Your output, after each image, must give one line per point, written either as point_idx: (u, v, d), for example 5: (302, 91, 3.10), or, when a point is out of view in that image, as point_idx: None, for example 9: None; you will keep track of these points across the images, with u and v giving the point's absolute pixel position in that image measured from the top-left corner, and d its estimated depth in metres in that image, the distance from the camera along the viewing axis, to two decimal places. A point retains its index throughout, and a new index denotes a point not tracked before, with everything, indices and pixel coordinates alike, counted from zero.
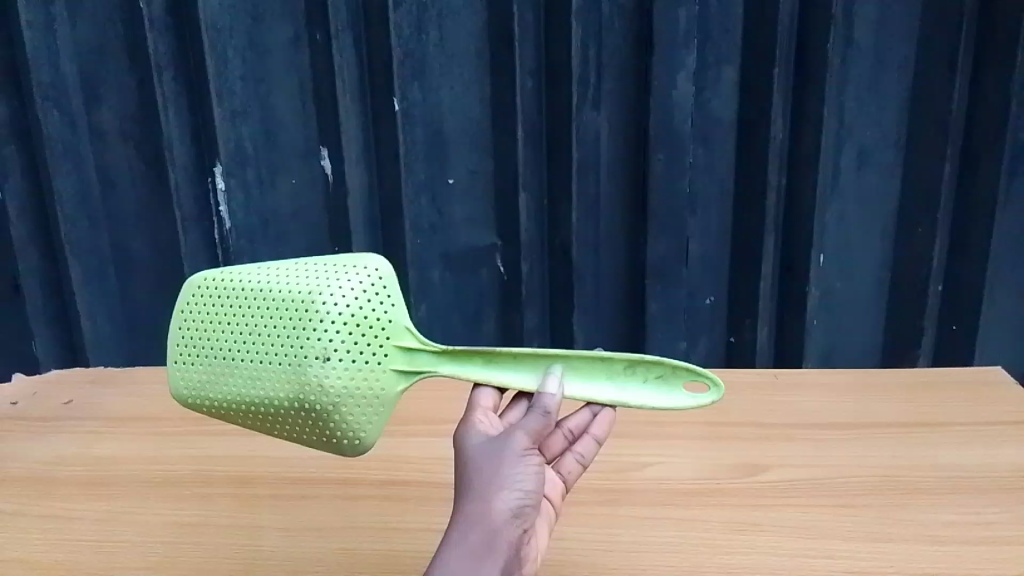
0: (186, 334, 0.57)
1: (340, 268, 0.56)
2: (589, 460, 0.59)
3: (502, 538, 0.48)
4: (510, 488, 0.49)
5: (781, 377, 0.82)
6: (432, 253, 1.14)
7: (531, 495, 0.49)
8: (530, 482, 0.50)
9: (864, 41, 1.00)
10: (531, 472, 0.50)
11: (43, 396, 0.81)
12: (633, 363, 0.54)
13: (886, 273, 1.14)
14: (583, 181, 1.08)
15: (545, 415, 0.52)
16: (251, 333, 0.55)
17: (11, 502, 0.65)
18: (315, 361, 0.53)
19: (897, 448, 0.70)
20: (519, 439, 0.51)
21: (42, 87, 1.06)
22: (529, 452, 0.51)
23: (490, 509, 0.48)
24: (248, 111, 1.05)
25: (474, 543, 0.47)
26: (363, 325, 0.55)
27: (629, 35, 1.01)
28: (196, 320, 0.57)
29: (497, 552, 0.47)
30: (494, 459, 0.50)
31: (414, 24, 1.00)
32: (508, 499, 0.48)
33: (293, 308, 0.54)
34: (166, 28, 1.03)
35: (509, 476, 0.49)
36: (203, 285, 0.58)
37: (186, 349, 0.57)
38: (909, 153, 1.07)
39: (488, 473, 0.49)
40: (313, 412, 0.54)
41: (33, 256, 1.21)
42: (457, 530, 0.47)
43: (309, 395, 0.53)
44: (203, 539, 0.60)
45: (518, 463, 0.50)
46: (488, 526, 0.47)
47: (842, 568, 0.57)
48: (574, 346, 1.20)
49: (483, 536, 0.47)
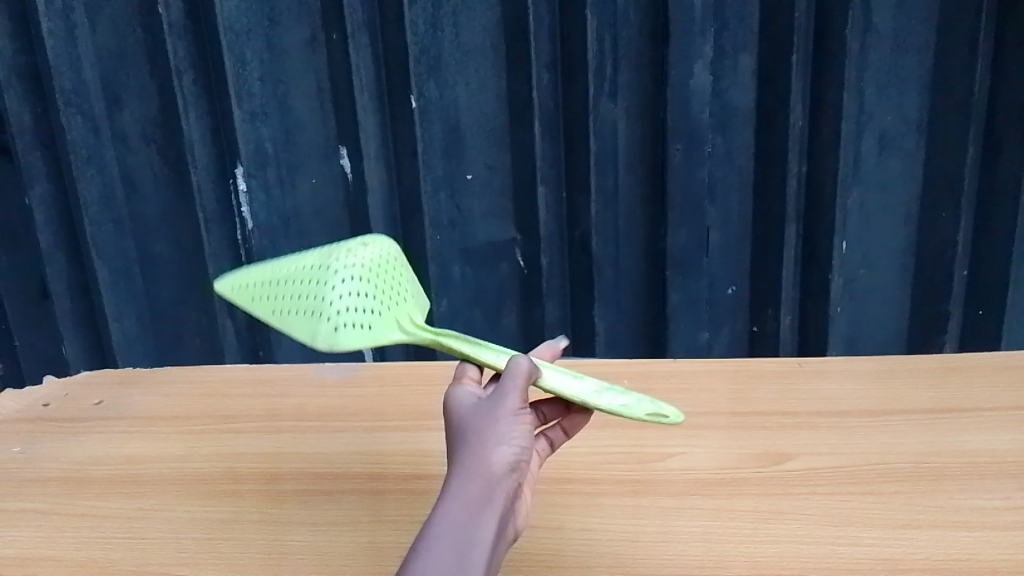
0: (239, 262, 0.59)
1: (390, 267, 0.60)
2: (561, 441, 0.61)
3: (502, 489, 0.46)
4: (508, 443, 0.48)
5: (806, 365, 0.81)
6: (452, 248, 1.15)
7: (525, 452, 0.49)
8: (525, 438, 0.49)
9: (883, 25, 0.99)
10: (524, 430, 0.49)
11: (73, 395, 0.82)
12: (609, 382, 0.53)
13: (910, 258, 1.13)
14: (601, 172, 1.08)
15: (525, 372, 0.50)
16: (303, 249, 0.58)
17: (45, 502, 0.66)
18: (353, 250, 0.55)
19: (924, 434, 0.69)
20: (514, 399, 0.50)
21: (64, 94, 1.08)
22: (523, 412, 0.50)
23: (490, 462, 0.47)
24: (267, 112, 1.06)
25: (473, 494, 0.45)
26: (400, 271, 0.57)
27: (644, 25, 1.01)
28: None
29: (496, 503, 0.45)
30: (488, 417, 0.49)
31: (430, 21, 1.01)
32: (505, 452, 0.47)
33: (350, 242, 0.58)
34: (185, 31, 1.04)
35: (505, 432, 0.48)
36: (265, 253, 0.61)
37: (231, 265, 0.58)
38: (930, 137, 1.06)
39: (483, 430, 0.48)
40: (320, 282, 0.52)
41: (60, 260, 1.22)
42: (455, 482, 0.45)
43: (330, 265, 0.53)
44: (233, 534, 0.61)
45: (511, 421, 0.49)
46: (486, 478, 0.46)
47: (869, 556, 0.57)
48: (594, 338, 1.20)
49: (482, 488, 0.46)
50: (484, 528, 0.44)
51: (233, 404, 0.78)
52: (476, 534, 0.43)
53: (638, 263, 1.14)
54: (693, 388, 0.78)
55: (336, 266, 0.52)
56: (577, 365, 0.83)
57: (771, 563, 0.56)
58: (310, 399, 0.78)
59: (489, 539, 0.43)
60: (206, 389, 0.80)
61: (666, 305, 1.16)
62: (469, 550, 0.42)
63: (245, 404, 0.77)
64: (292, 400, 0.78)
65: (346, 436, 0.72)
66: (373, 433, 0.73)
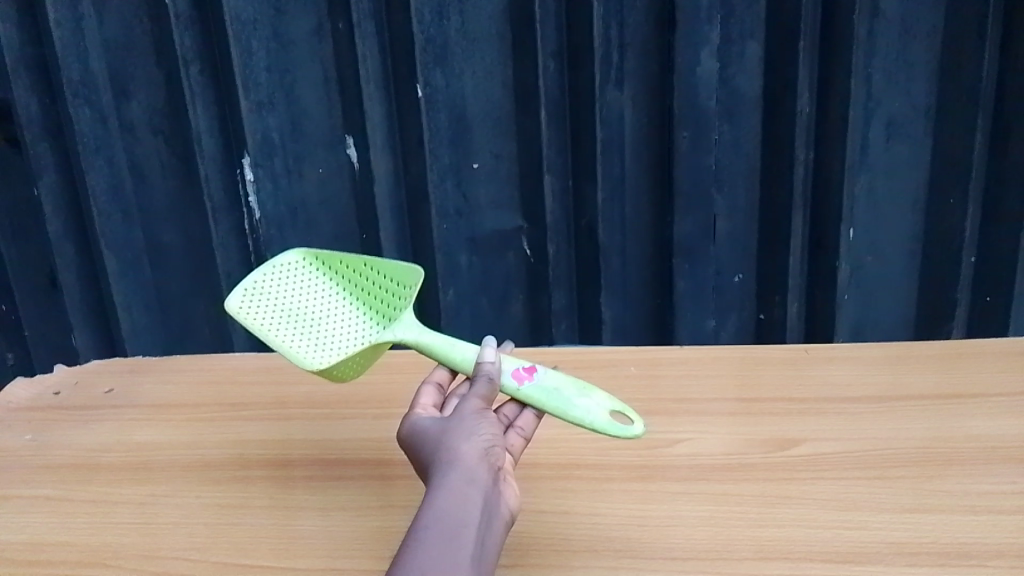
0: (262, 295, 0.64)
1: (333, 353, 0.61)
2: (531, 434, 0.58)
3: (482, 474, 0.50)
4: (477, 435, 0.52)
5: (812, 351, 0.81)
6: (459, 237, 1.15)
7: (496, 439, 0.52)
8: (494, 429, 0.53)
9: (890, 11, 0.99)
10: (491, 421, 0.53)
11: (83, 384, 0.83)
12: (584, 415, 0.54)
13: (917, 244, 1.13)
14: (607, 161, 1.08)
15: (490, 379, 0.55)
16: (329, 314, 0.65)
17: (58, 488, 0.67)
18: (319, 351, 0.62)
19: (933, 419, 0.69)
20: (473, 401, 0.54)
21: (72, 85, 1.08)
22: (484, 408, 0.54)
23: (462, 454, 0.51)
24: (274, 102, 1.07)
25: (456, 482, 0.49)
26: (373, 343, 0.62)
27: (651, 11, 1.00)
28: (275, 297, 0.64)
29: (479, 485, 0.49)
30: (454, 420, 0.53)
31: (435, 10, 1.01)
32: (477, 444, 0.51)
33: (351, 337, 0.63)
34: (192, 21, 1.04)
35: (472, 427, 0.52)
36: (242, 308, 0.62)
37: (269, 285, 0.65)
38: (938, 123, 1.05)
39: (452, 431, 0.52)
40: (299, 313, 0.64)
41: (69, 251, 1.23)
42: (438, 477, 0.49)
43: (296, 338, 0.62)
44: (243, 519, 0.61)
45: (476, 417, 0.53)
46: (465, 467, 0.50)
47: (876, 540, 0.57)
48: (601, 326, 1.20)
49: (463, 475, 0.49)
50: (470, 511, 0.47)
51: (242, 392, 0.78)
52: (465, 520, 0.47)
53: (644, 251, 1.14)
54: (699, 375, 0.78)
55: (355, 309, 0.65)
56: (584, 352, 0.83)
57: (778, 547, 0.57)
58: (316, 388, 0.79)
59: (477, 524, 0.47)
60: (214, 376, 0.81)
61: (672, 293, 1.16)
62: (459, 533, 0.46)
63: (254, 392, 0.78)
64: (298, 388, 0.78)
65: (354, 423, 0.73)
66: (380, 420, 0.73)
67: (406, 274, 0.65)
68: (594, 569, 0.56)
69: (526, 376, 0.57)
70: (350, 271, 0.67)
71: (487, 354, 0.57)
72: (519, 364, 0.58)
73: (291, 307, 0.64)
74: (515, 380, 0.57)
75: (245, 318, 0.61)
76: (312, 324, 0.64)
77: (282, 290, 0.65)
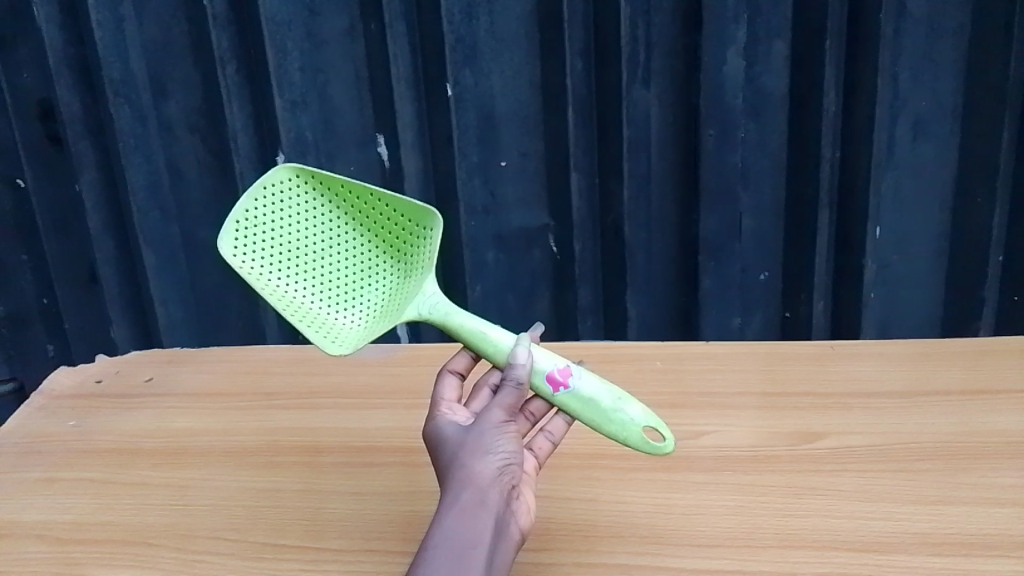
0: (257, 230, 0.59)
1: (340, 311, 0.61)
2: (560, 439, 0.61)
3: (493, 496, 0.50)
4: (494, 452, 0.52)
5: (837, 348, 0.81)
6: (487, 234, 1.16)
7: (512, 458, 0.52)
8: (511, 447, 0.52)
9: (918, 10, 0.99)
10: (510, 437, 0.53)
11: (124, 374, 0.85)
12: (621, 432, 0.53)
13: (944, 243, 1.12)
14: (634, 160, 1.09)
15: (517, 389, 0.53)
16: (329, 251, 0.62)
17: (102, 471, 0.69)
18: (332, 304, 0.61)
19: (959, 414, 0.70)
20: (496, 412, 0.53)
21: (113, 84, 1.11)
22: (506, 421, 0.53)
23: (477, 472, 0.51)
24: (307, 101, 1.09)
25: (467, 503, 0.49)
26: (380, 297, 0.62)
27: (677, 11, 1.02)
28: (269, 231, 0.60)
29: (490, 507, 0.50)
30: (474, 432, 0.53)
31: (465, 10, 1.03)
32: (492, 463, 0.51)
33: (355, 281, 0.62)
34: (229, 22, 1.06)
35: (491, 443, 0.52)
36: (238, 254, 0.58)
37: (263, 215, 0.60)
38: (965, 122, 1.05)
39: (469, 443, 0.52)
40: (297, 251, 0.61)
41: (108, 247, 1.26)
42: (450, 494, 0.50)
43: (305, 290, 0.60)
44: (280, 502, 0.64)
45: (495, 432, 0.52)
46: (478, 487, 0.50)
47: (900, 531, 0.58)
48: (626, 323, 1.21)
49: (474, 496, 0.50)
50: (479, 536, 0.48)
51: (276, 382, 0.80)
52: (472, 544, 0.48)
53: (669, 248, 1.15)
54: (724, 368, 0.79)
55: (356, 242, 0.62)
56: (610, 346, 0.84)
57: (802, 536, 0.58)
58: (348, 378, 0.80)
59: (484, 548, 0.48)
60: (250, 367, 0.83)
61: (698, 290, 1.17)
62: (466, 559, 0.47)
63: (288, 382, 0.80)
64: (330, 378, 0.80)
65: (386, 412, 0.74)
66: (411, 410, 0.75)
67: (422, 215, 0.61)
68: (621, 554, 0.57)
69: (562, 382, 0.54)
70: (352, 195, 0.62)
71: (516, 358, 0.54)
72: (554, 366, 0.55)
73: (291, 242, 0.61)
74: (550, 386, 0.54)
75: (244, 270, 0.58)
76: (316, 264, 0.61)
77: (277, 220, 0.60)
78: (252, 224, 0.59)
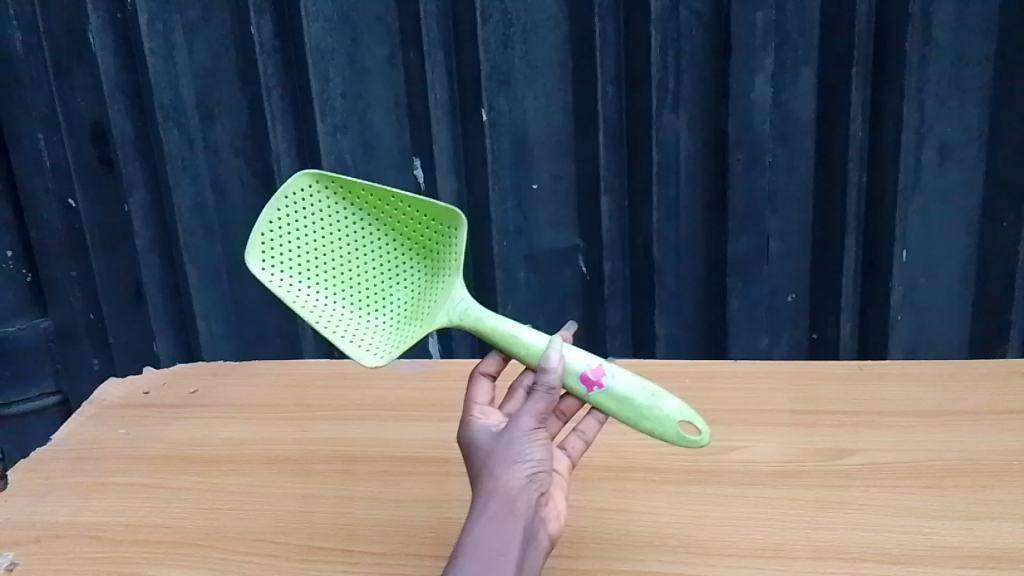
0: (282, 241, 0.62)
1: (370, 314, 0.64)
2: (593, 438, 0.62)
3: (521, 504, 0.51)
4: (523, 460, 0.53)
5: (866, 368, 0.82)
6: (519, 254, 1.19)
7: (541, 466, 0.53)
8: (540, 455, 0.53)
9: (943, 39, 1.02)
10: (539, 445, 0.54)
11: (171, 385, 0.89)
12: (657, 427, 0.55)
13: (972, 266, 1.14)
14: (663, 183, 1.12)
15: (549, 394, 0.54)
16: (355, 256, 0.64)
17: (152, 477, 0.72)
18: (363, 308, 0.64)
19: (987, 432, 0.71)
20: (527, 419, 0.54)
21: (164, 108, 1.16)
22: (536, 428, 0.54)
23: (506, 480, 0.52)
24: (348, 125, 1.13)
25: (496, 511, 0.50)
26: (409, 297, 0.65)
27: (707, 40, 1.05)
28: (294, 240, 0.63)
29: (519, 514, 0.51)
30: (504, 439, 0.54)
31: (501, 39, 1.07)
32: (522, 471, 0.52)
33: (381, 283, 0.64)
34: (275, 50, 1.11)
35: (521, 451, 0.53)
36: (265, 268, 0.61)
37: (286, 224, 0.62)
38: (992, 147, 1.07)
39: (499, 451, 0.53)
40: (324, 258, 0.63)
41: (154, 264, 1.30)
42: (479, 502, 0.51)
43: (335, 296, 0.63)
44: (322, 507, 0.66)
45: (524, 440, 0.53)
46: (507, 494, 0.51)
47: (929, 544, 0.59)
48: (654, 342, 1.23)
49: (504, 503, 0.51)
50: (508, 543, 0.49)
51: (318, 394, 0.83)
52: (502, 551, 0.49)
53: (698, 269, 1.17)
54: (754, 387, 0.80)
55: (383, 245, 0.64)
56: (640, 364, 0.86)
57: (832, 548, 0.59)
58: (385, 390, 0.83)
59: (513, 557, 0.49)
60: (291, 381, 0.86)
61: (726, 311, 1.18)
62: (497, 566, 0.49)
63: (328, 395, 0.83)
64: (368, 391, 0.83)
65: (424, 424, 0.77)
66: (449, 423, 0.77)
67: (445, 215, 0.64)
68: (654, 563, 0.59)
69: (595, 381, 0.56)
70: (376, 198, 0.63)
71: (550, 362, 0.55)
72: (586, 366, 0.56)
73: (318, 249, 0.63)
74: (584, 386, 0.56)
75: (272, 282, 0.61)
76: (344, 269, 0.64)
77: (301, 228, 0.63)
78: (278, 234, 0.62)
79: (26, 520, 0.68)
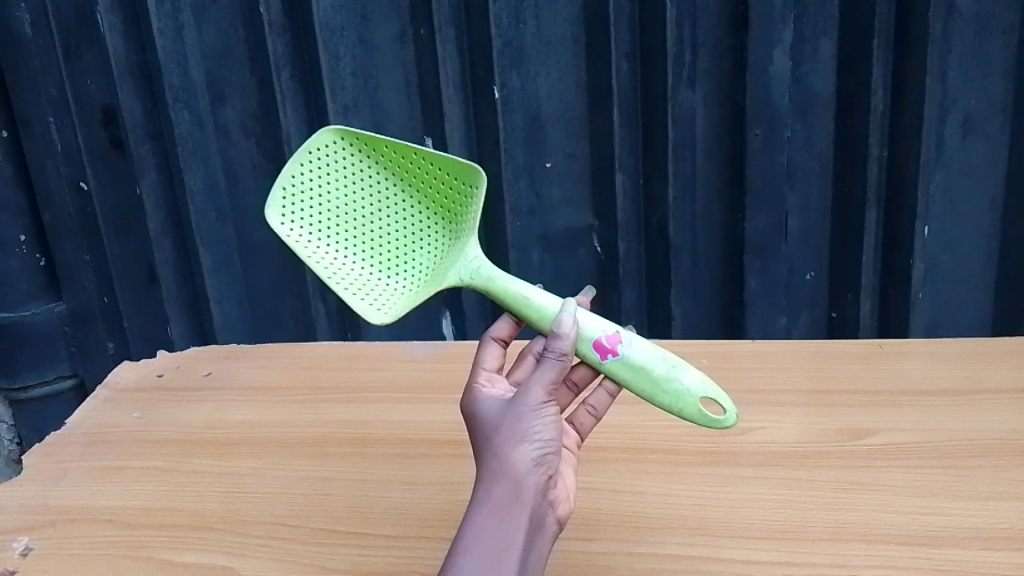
0: (305, 198, 0.62)
1: (388, 278, 0.63)
2: (602, 412, 0.62)
3: (527, 489, 0.50)
4: (530, 439, 0.51)
5: (887, 347, 0.81)
6: (532, 234, 1.17)
7: (549, 446, 0.52)
8: (548, 433, 0.52)
9: (967, 9, 1.00)
10: (549, 422, 0.52)
11: (184, 368, 0.88)
12: (676, 402, 0.54)
13: (994, 243, 1.11)
14: (679, 160, 1.10)
15: (560, 361, 0.52)
16: (377, 216, 0.63)
17: (166, 460, 0.72)
18: (381, 269, 0.63)
19: (1012, 412, 0.69)
20: (536, 392, 0.52)
21: (173, 89, 1.16)
22: (547, 400, 0.53)
23: (511, 463, 0.50)
24: (359, 104, 1.12)
25: (500, 498, 0.49)
26: (429, 260, 0.63)
27: (723, 14, 1.03)
28: (315, 197, 0.62)
29: (524, 500, 0.50)
30: (511, 414, 0.52)
31: (513, 15, 1.05)
32: (528, 452, 0.51)
33: (402, 246, 0.64)
34: (284, 29, 1.11)
35: (528, 429, 0.51)
36: (285, 222, 0.61)
37: (310, 180, 0.62)
38: (1017, 119, 1.05)
39: (505, 428, 0.52)
40: (346, 218, 0.63)
41: (167, 247, 1.30)
42: (484, 486, 0.50)
43: (352, 256, 0.63)
44: (335, 490, 0.66)
45: (533, 417, 0.52)
46: (512, 479, 0.50)
47: (953, 525, 0.57)
48: (670, 323, 1.21)
49: (508, 489, 0.50)
50: (512, 532, 0.48)
51: (330, 376, 0.82)
52: (505, 541, 0.48)
53: (715, 248, 1.15)
54: (771, 366, 0.79)
55: (405, 205, 0.64)
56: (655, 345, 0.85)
57: (854, 530, 0.58)
58: (397, 372, 0.82)
59: (518, 545, 0.48)
60: (304, 364, 0.85)
61: (743, 290, 1.16)
62: (500, 558, 0.47)
63: (340, 378, 0.82)
64: (380, 373, 0.82)
65: (437, 406, 0.76)
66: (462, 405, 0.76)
67: (466, 172, 0.62)
68: (672, 545, 0.58)
69: (611, 349, 0.55)
70: (399, 156, 0.63)
71: (562, 327, 0.54)
72: (602, 333, 0.55)
73: (338, 207, 0.63)
74: (598, 353, 0.55)
75: (287, 236, 0.61)
76: (365, 230, 0.63)
77: (323, 185, 0.62)
78: (299, 191, 0.62)
79: (41, 504, 0.68)
